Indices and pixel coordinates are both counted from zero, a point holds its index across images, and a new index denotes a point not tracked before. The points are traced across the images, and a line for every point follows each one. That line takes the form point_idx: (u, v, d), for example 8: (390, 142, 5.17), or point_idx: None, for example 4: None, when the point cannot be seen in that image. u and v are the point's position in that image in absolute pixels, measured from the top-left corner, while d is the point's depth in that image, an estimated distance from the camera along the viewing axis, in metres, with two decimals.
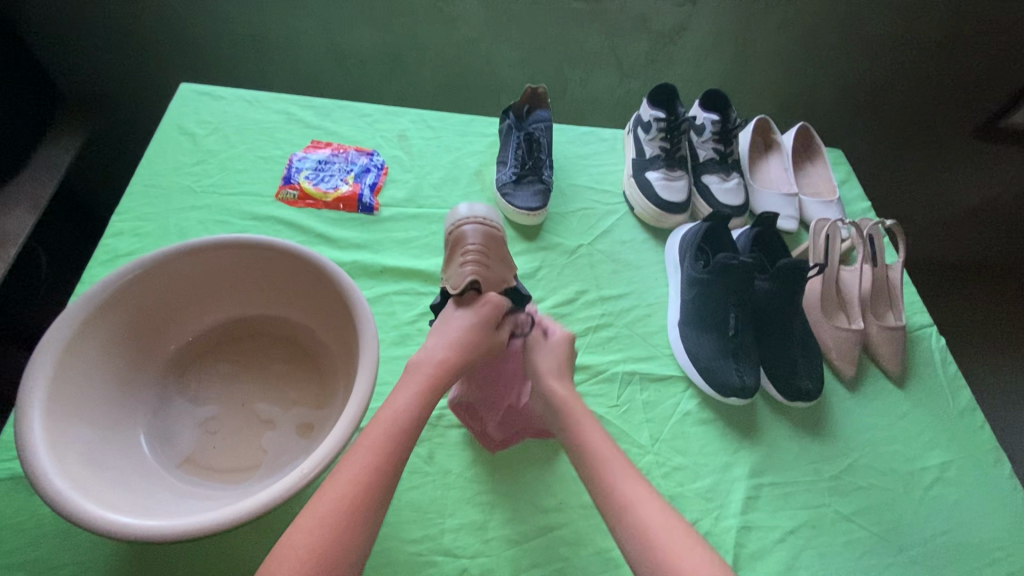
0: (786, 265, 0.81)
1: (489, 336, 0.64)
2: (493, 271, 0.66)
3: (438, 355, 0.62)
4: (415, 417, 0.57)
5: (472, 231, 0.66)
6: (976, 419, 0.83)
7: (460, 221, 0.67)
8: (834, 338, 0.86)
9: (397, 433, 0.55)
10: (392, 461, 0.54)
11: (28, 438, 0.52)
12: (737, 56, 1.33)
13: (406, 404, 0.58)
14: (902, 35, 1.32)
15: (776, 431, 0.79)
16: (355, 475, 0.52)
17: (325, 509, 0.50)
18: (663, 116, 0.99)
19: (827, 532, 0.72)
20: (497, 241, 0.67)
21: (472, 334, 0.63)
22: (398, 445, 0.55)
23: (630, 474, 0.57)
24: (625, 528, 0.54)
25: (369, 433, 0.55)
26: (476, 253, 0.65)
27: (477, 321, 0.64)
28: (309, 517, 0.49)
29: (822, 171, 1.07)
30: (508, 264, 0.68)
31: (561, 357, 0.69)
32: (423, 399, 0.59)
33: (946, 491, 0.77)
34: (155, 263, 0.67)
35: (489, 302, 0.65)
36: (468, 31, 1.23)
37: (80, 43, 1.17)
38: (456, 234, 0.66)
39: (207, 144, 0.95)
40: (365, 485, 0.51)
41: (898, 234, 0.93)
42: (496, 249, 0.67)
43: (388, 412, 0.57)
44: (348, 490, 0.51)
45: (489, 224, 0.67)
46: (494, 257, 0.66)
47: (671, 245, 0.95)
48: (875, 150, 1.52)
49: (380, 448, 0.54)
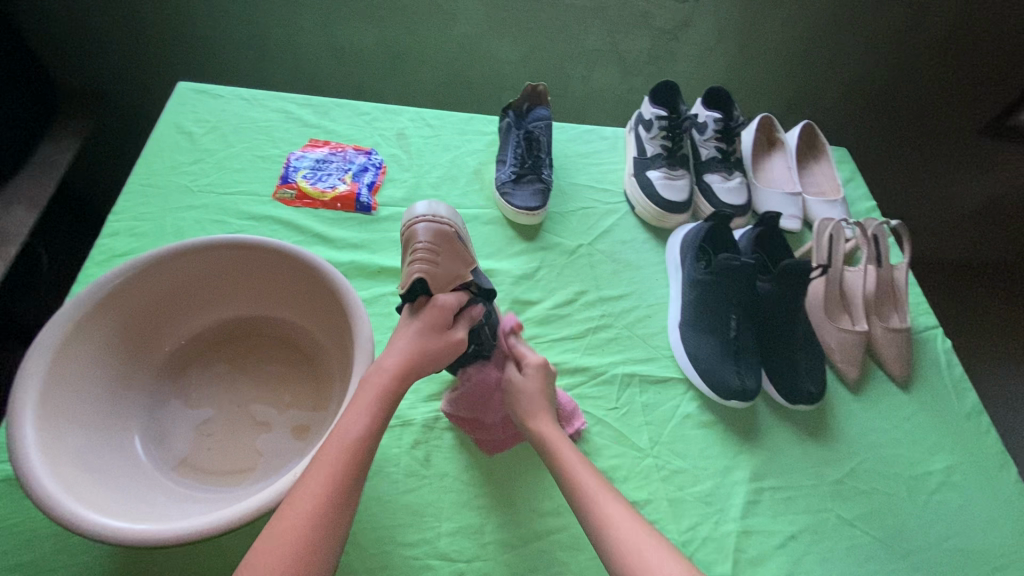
0: (789, 267, 0.80)
1: (439, 337, 0.65)
2: (440, 267, 0.69)
3: (387, 364, 0.60)
4: (370, 426, 0.56)
5: (422, 229, 0.70)
6: (981, 422, 0.82)
7: (413, 220, 0.72)
8: (838, 340, 0.85)
9: (355, 449, 0.54)
10: (349, 478, 0.52)
11: (20, 439, 0.52)
12: (741, 54, 1.31)
13: (361, 416, 0.56)
14: (908, 32, 1.32)
15: (778, 434, 0.78)
16: (317, 495, 0.50)
17: (288, 531, 0.49)
18: (665, 114, 0.97)
19: (829, 538, 0.71)
20: (445, 235, 0.70)
21: (422, 343, 0.64)
22: (355, 461, 0.53)
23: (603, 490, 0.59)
24: (602, 540, 0.55)
25: (326, 452, 0.53)
26: (425, 248, 0.69)
27: (429, 321, 0.65)
28: (274, 540, 0.48)
29: (826, 169, 1.05)
30: (462, 258, 0.71)
31: (540, 389, 0.69)
32: (374, 408, 0.57)
33: (951, 496, 0.75)
34: (150, 264, 0.66)
35: (441, 300, 0.67)
36: (468, 29, 1.22)
37: (80, 42, 1.17)
38: (408, 232, 0.71)
39: (205, 143, 0.95)
40: (328, 505, 0.50)
41: (903, 234, 0.91)
42: (447, 244, 0.70)
43: (343, 426, 0.55)
44: (311, 511, 0.50)
45: (438, 222, 0.71)
46: (442, 254, 0.69)
47: (672, 245, 0.94)
48: (881, 148, 1.50)
49: (341, 467, 0.52)
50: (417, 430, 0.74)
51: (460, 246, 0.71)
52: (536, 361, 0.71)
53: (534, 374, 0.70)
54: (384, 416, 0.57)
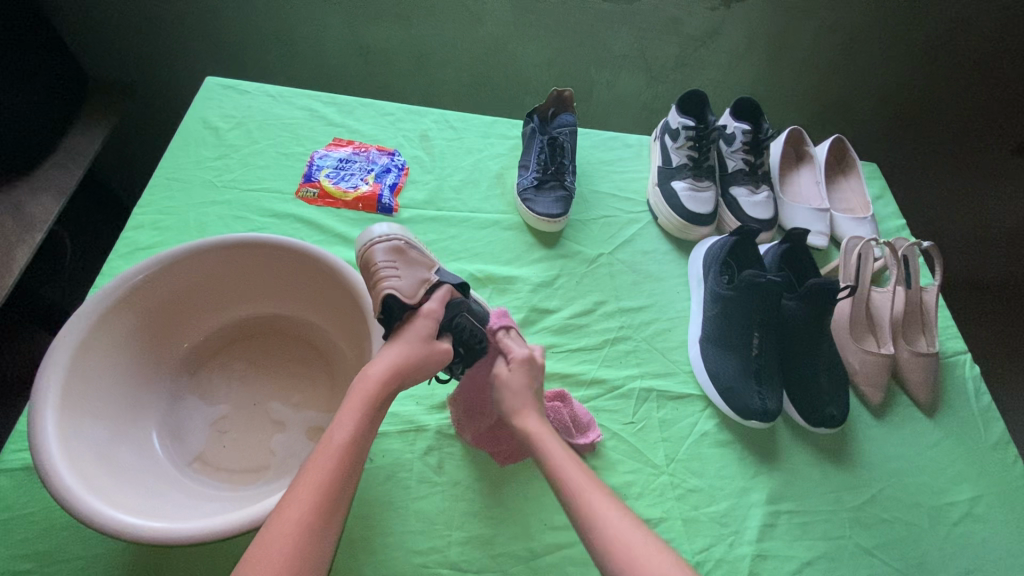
0: (816, 285, 0.77)
1: (428, 341, 0.64)
2: (407, 280, 0.67)
3: (373, 372, 0.59)
4: (361, 433, 0.56)
5: (380, 250, 0.68)
6: (1008, 453, 0.80)
7: (368, 243, 0.69)
8: (862, 362, 0.83)
9: (343, 456, 0.53)
10: (337, 485, 0.52)
11: (39, 432, 0.52)
12: (771, 64, 1.29)
13: (348, 420, 0.56)
14: (944, 46, 1.29)
15: (796, 456, 0.77)
16: (305, 503, 0.50)
17: (273, 539, 0.48)
18: (692, 124, 0.95)
19: (848, 565, 0.69)
20: (401, 250, 0.69)
21: (410, 349, 0.62)
22: (344, 468, 0.53)
23: (589, 482, 0.57)
24: (595, 543, 0.53)
25: (316, 458, 0.53)
26: (386, 267, 0.67)
27: (412, 331, 0.64)
28: (264, 547, 0.47)
29: (856, 186, 1.03)
30: (422, 265, 0.69)
31: (524, 385, 0.66)
32: (362, 414, 0.56)
33: (974, 528, 0.74)
34: (172, 261, 0.66)
35: (425, 313, 0.65)
36: (494, 30, 1.21)
37: (110, 34, 1.18)
38: (366, 256, 0.69)
39: (230, 139, 0.95)
40: (316, 511, 0.50)
41: (934, 256, 0.89)
42: (405, 258, 0.69)
43: (328, 432, 0.55)
44: (300, 520, 0.49)
45: (390, 238, 0.69)
46: (406, 268, 0.68)
47: (695, 258, 0.92)
48: (912, 164, 1.47)
49: (330, 473, 0.52)
50: (431, 436, 0.73)
51: (420, 256, 0.70)
52: (523, 355, 0.67)
53: (519, 369, 0.66)
54: (372, 422, 0.57)
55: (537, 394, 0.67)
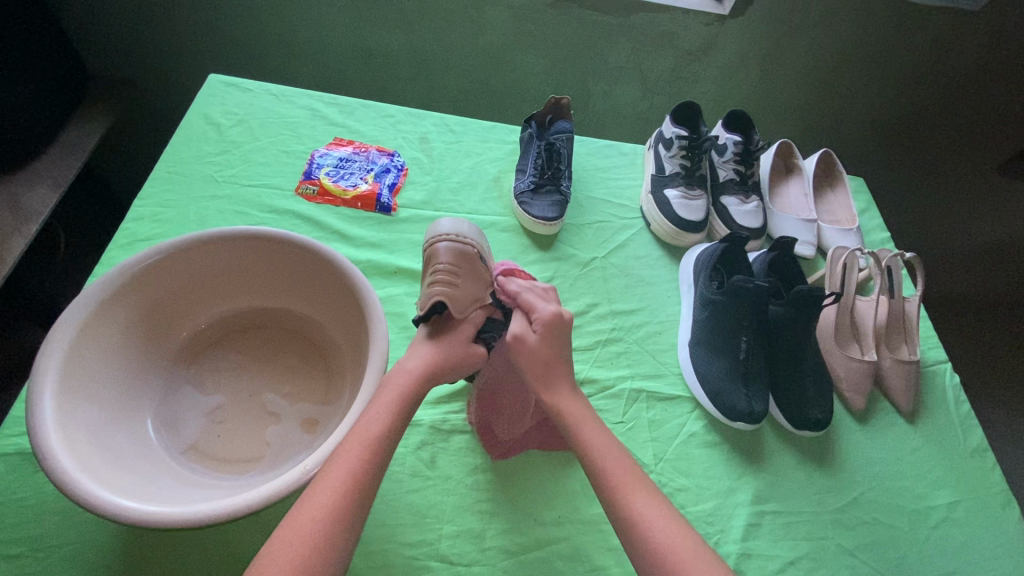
0: (801, 291, 0.80)
1: (464, 345, 0.67)
2: (461, 287, 0.68)
3: (410, 367, 0.63)
4: (390, 428, 0.57)
5: (445, 249, 0.70)
6: (986, 460, 0.82)
7: (436, 238, 0.71)
8: (847, 369, 0.85)
9: (375, 448, 0.55)
10: (368, 476, 0.53)
11: (38, 415, 0.53)
12: (762, 79, 1.33)
13: (383, 415, 0.57)
14: (930, 68, 1.33)
15: (781, 458, 0.79)
16: (337, 491, 0.51)
17: (307, 524, 0.50)
18: (685, 134, 0.98)
19: (829, 565, 0.71)
20: (466, 257, 0.70)
21: (446, 351, 0.66)
22: (374, 461, 0.54)
23: (630, 475, 0.59)
24: (632, 533, 0.55)
25: (347, 446, 0.54)
26: (446, 269, 0.69)
27: (454, 336, 0.67)
28: (295, 532, 0.49)
29: (842, 199, 1.06)
30: (481, 278, 0.71)
31: (548, 349, 0.66)
32: (395, 411, 0.59)
33: (952, 531, 0.75)
34: (173, 252, 0.67)
35: (467, 319, 0.69)
36: (494, 38, 1.24)
37: (115, 28, 1.18)
38: (431, 251, 0.71)
39: (232, 135, 0.96)
40: (346, 501, 0.51)
41: (918, 267, 0.91)
42: (468, 264, 0.70)
43: (364, 422, 0.56)
44: (329, 507, 0.51)
45: (462, 242, 0.71)
46: (464, 276, 0.69)
47: (686, 264, 0.94)
48: (898, 181, 1.51)
49: (362, 462, 0.53)
50: (424, 432, 0.74)
51: (481, 266, 0.72)
52: (547, 316, 0.66)
53: (543, 331, 0.66)
54: (402, 419, 0.59)
55: (563, 356, 0.67)
